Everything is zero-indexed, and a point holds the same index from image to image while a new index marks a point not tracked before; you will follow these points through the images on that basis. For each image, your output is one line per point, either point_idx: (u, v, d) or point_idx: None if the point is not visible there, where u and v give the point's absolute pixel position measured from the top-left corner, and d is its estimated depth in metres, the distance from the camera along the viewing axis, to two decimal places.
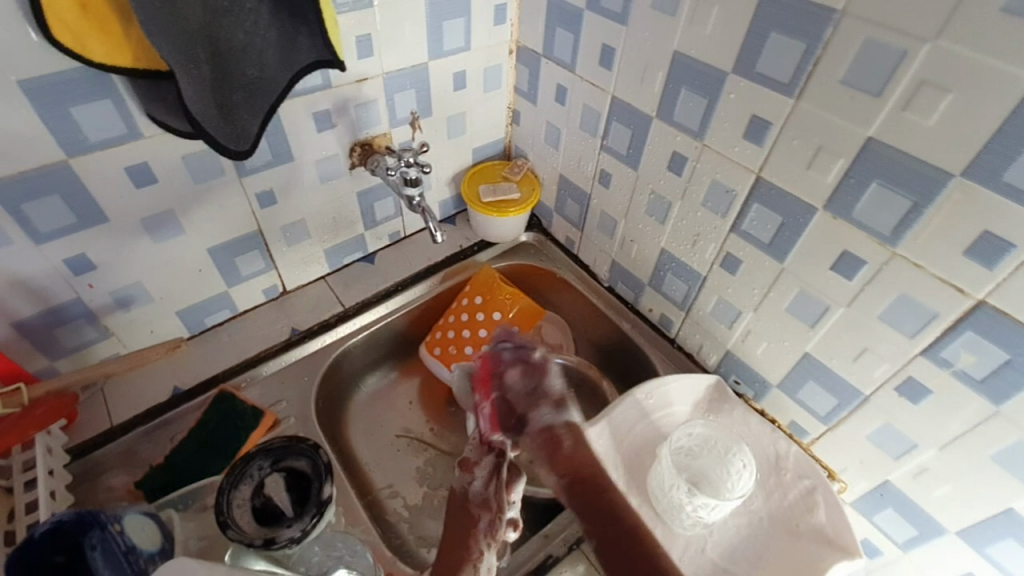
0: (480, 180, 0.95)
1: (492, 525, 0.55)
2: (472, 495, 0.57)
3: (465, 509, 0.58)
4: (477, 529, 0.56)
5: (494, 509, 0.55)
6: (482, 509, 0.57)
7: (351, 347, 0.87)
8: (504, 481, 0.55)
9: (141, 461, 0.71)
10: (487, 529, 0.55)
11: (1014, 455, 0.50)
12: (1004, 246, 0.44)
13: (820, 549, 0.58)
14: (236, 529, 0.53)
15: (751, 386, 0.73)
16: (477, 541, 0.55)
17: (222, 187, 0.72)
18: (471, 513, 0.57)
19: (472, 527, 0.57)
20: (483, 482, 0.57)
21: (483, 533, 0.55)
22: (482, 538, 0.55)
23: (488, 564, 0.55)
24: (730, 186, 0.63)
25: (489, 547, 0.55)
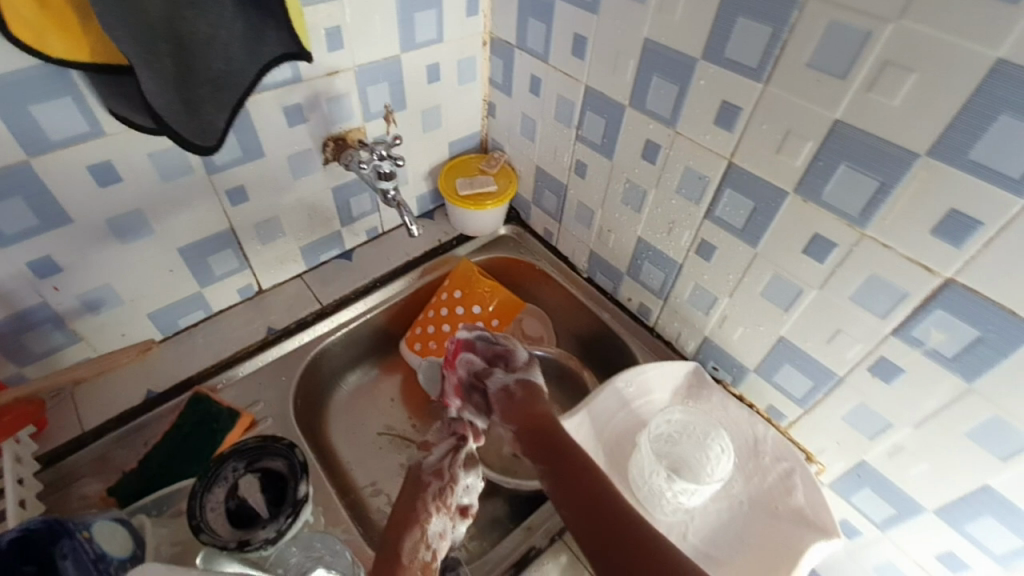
0: (457, 174, 0.95)
1: (441, 490, 0.56)
2: (425, 466, 0.59)
3: (414, 480, 0.57)
4: (425, 492, 0.56)
5: (446, 478, 0.58)
6: (433, 477, 0.58)
7: (330, 345, 0.86)
8: (462, 456, 0.60)
9: (114, 467, 0.69)
10: (436, 492, 0.56)
11: (986, 431, 0.50)
12: (971, 224, 0.45)
13: (799, 531, 0.59)
14: (209, 532, 0.52)
15: (729, 371, 0.74)
16: (426, 502, 0.54)
17: (191, 185, 0.70)
18: (421, 480, 0.57)
19: (421, 490, 0.56)
20: (438, 456, 0.60)
21: (433, 496, 0.55)
22: (431, 501, 0.55)
23: (436, 529, 0.53)
24: (703, 173, 0.64)
25: (438, 510, 0.54)
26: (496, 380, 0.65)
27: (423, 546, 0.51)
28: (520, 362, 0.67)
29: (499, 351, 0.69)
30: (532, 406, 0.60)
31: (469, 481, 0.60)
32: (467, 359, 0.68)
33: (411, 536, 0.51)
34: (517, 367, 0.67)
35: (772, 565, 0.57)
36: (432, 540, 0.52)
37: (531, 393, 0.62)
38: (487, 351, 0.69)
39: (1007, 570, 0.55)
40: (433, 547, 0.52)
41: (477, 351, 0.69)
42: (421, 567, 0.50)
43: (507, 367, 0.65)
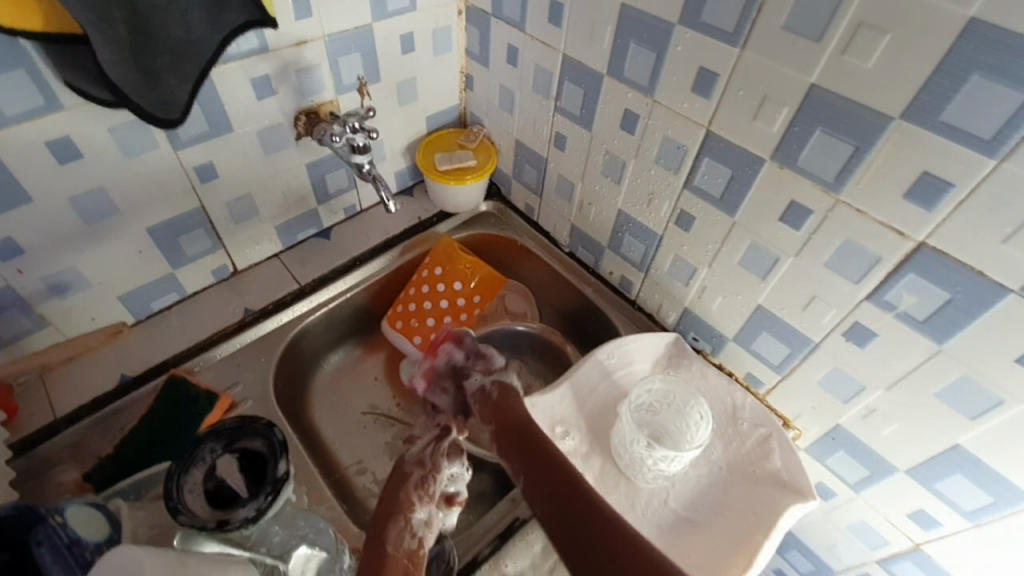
0: (436, 149, 0.93)
1: (423, 479, 0.55)
2: (407, 456, 0.58)
3: (398, 471, 0.57)
4: (408, 481, 0.55)
5: (428, 466, 0.56)
6: (415, 467, 0.57)
7: (310, 325, 0.85)
8: (445, 445, 0.58)
9: (91, 453, 0.68)
10: (419, 481, 0.55)
11: (956, 391, 0.51)
12: (944, 186, 0.45)
13: (775, 493, 0.60)
14: (187, 513, 0.50)
15: (708, 341, 0.74)
16: (407, 490, 0.54)
17: (156, 162, 0.68)
18: (404, 471, 0.56)
19: (405, 481, 0.55)
20: (420, 447, 0.59)
21: (415, 485, 0.55)
22: (414, 489, 0.54)
23: (421, 517, 0.52)
24: (681, 142, 0.63)
25: (421, 498, 0.54)
26: (472, 382, 0.66)
27: (408, 534, 0.51)
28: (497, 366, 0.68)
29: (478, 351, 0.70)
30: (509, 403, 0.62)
31: (454, 471, 0.57)
32: (449, 349, 0.70)
33: (394, 525, 0.51)
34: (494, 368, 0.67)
35: (749, 527, 0.59)
36: (418, 527, 0.52)
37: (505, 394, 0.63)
38: (470, 347, 0.70)
39: (975, 525, 0.57)
40: (419, 535, 0.51)
41: (462, 344, 0.71)
42: (406, 556, 0.49)
43: (484, 366, 0.67)
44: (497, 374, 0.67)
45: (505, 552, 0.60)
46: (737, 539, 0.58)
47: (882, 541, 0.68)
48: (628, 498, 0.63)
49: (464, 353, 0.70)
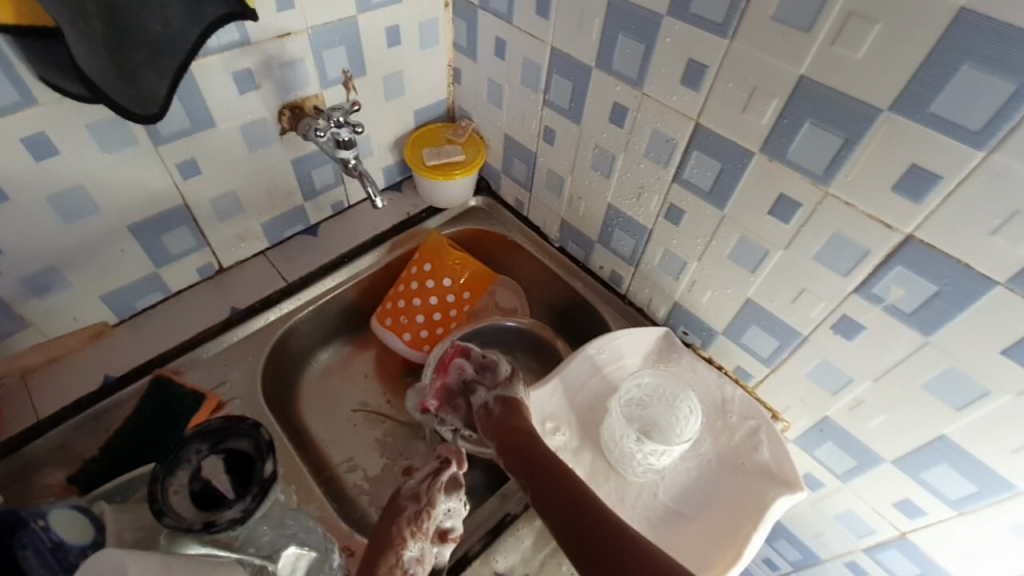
0: (424, 144, 0.92)
1: (416, 515, 0.54)
2: (404, 490, 0.57)
3: (392, 505, 0.56)
4: (401, 517, 0.54)
5: (423, 502, 0.55)
6: (410, 501, 0.55)
7: (298, 323, 0.84)
8: (441, 480, 0.56)
9: (75, 455, 0.67)
10: (411, 518, 0.54)
11: (942, 382, 0.52)
12: (931, 178, 0.45)
13: (765, 484, 0.60)
14: (172, 515, 0.49)
15: (699, 335, 0.74)
16: (400, 526, 0.53)
17: (136, 158, 0.66)
18: (398, 505, 0.56)
19: (398, 515, 0.55)
20: (416, 479, 0.57)
21: (408, 522, 0.53)
22: (406, 524, 0.53)
23: (412, 555, 0.52)
24: (671, 135, 0.63)
25: (413, 535, 0.53)
26: (478, 398, 0.66)
27: (398, 572, 0.51)
28: (503, 377, 0.66)
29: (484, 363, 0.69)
30: (513, 421, 0.62)
31: (449, 506, 0.56)
32: (459, 364, 0.68)
33: (385, 562, 0.51)
34: (500, 380, 0.66)
35: (739, 518, 0.59)
36: (408, 565, 0.52)
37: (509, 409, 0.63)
38: (476, 361, 0.68)
39: (960, 514, 0.57)
40: (409, 572, 0.51)
41: (470, 357, 0.69)
42: None
43: (490, 381, 0.66)
44: (502, 387, 0.66)
45: (496, 547, 0.60)
46: (727, 531, 0.59)
47: (869, 530, 0.68)
48: (619, 492, 0.63)
49: (472, 368, 0.68)
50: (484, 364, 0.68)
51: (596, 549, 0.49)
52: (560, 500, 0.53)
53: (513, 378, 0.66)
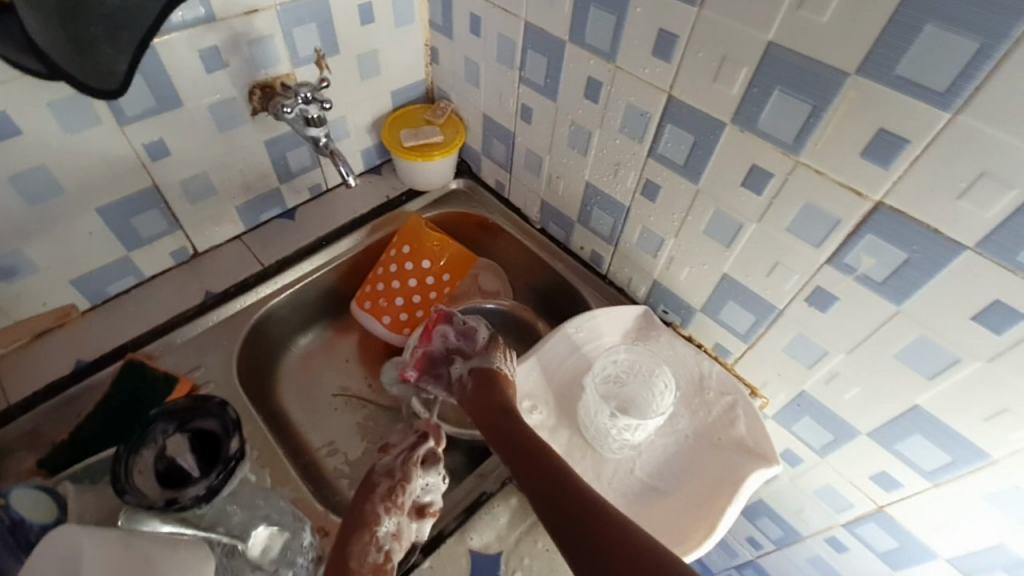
0: (402, 125, 0.90)
1: (391, 491, 0.55)
2: (378, 466, 0.58)
3: (366, 483, 0.57)
4: (375, 493, 0.55)
5: (397, 477, 0.56)
6: (384, 477, 0.57)
7: (276, 306, 0.83)
8: (416, 454, 0.58)
9: (47, 439, 0.66)
10: (386, 493, 0.55)
11: (914, 351, 0.51)
12: (899, 142, 0.44)
13: (741, 459, 0.60)
14: (135, 493, 0.49)
15: (678, 313, 0.74)
16: (374, 503, 0.54)
17: (101, 139, 0.65)
18: (372, 481, 0.56)
19: (372, 492, 0.55)
20: (391, 455, 0.59)
21: (382, 498, 0.55)
22: (380, 502, 0.54)
23: (388, 530, 0.53)
24: (644, 109, 0.62)
25: (388, 511, 0.54)
26: (456, 368, 0.66)
27: (374, 549, 0.52)
28: (483, 344, 0.67)
29: (465, 330, 0.69)
30: (487, 390, 0.62)
31: (426, 481, 0.57)
32: (442, 331, 0.69)
33: (360, 538, 0.52)
34: (477, 349, 0.67)
35: (714, 492, 0.59)
36: (385, 541, 0.52)
37: (488, 379, 0.63)
38: (459, 328, 0.69)
39: (935, 485, 0.57)
40: (386, 548, 0.52)
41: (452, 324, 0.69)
42: (370, 570, 0.51)
43: (468, 351, 0.66)
44: (481, 356, 0.66)
45: (471, 525, 0.60)
46: (702, 506, 0.59)
47: (847, 505, 0.68)
48: (595, 469, 0.63)
49: (454, 337, 0.68)
50: (464, 334, 0.68)
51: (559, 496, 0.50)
52: (541, 465, 0.53)
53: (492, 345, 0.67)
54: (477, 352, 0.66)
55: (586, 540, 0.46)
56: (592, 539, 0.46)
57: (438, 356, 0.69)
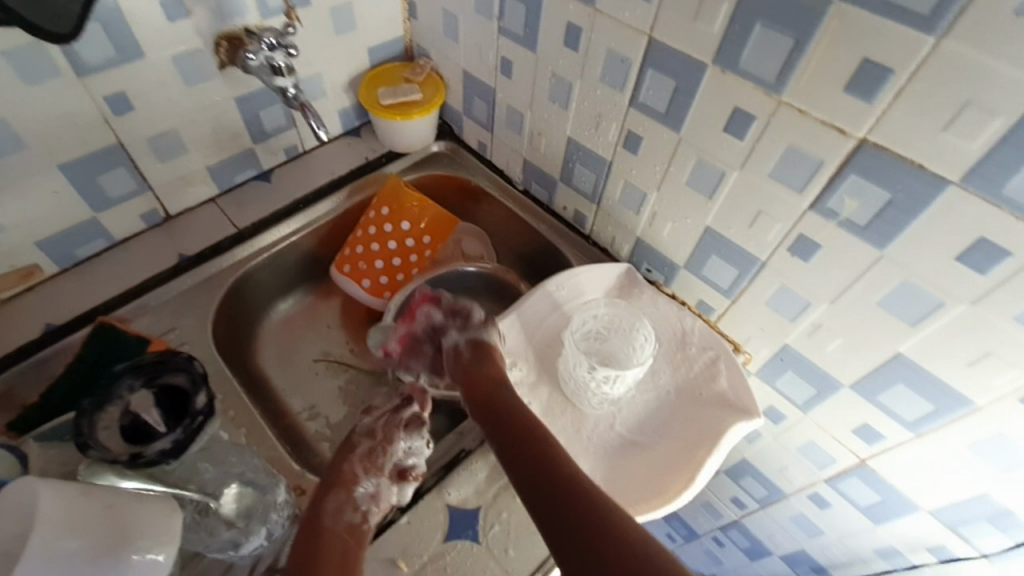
0: (380, 84, 0.87)
1: (370, 451, 0.55)
2: (359, 427, 0.58)
3: (346, 444, 0.57)
4: (354, 453, 0.55)
5: (378, 438, 0.56)
6: (364, 438, 0.57)
7: (252, 271, 0.81)
8: (399, 418, 0.58)
9: (17, 402, 0.65)
10: (365, 454, 0.55)
11: (897, 297, 0.50)
12: (882, 73, 0.42)
13: (722, 413, 0.59)
14: (99, 448, 0.48)
15: (661, 272, 0.72)
16: (352, 463, 0.54)
17: (60, 91, 0.62)
18: (353, 442, 0.57)
19: (351, 453, 0.56)
20: (373, 418, 0.59)
21: (361, 458, 0.55)
22: (358, 461, 0.54)
23: (366, 491, 0.53)
24: (625, 55, 0.59)
25: (366, 471, 0.54)
26: (447, 340, 0.66)
27: (350, 508, 0.51)
28: (476, 322, 0.66)
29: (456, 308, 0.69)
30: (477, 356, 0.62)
31: (409, 444, 0.57)
32: (426, 311, 0.69)
33: (336, 497, 0.52)
34: (471, 324, 0.66)
35: (694, 445, 0.58)
36: (362, 501, 0.52)
37: (480, 351, 0.63)
38: (447, 306, 0.69)
39: (917, 436, 0.57)
40: (363, 509, 0.52)
41: (439, 305, 0.69)
42: (346, 528, 0.50)
43: (461, 323, 0.65)
44: (475, 331, 0.65)
45: (449, 481, 0.59)
46: (681, 460, 0.58)
47: (829, 460, 0.68)
48: (574, 425, 0.62)
49: (441, 313, 0.69)
50: (454, 312, 0.68)
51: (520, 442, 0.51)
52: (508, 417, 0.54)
53: (486, 323, 0.65)
54: (468, 328, 0.66)
55: (566, 511, 0.45)
56: (573, 511, 0.44)
57: (424, 332, 0.70)
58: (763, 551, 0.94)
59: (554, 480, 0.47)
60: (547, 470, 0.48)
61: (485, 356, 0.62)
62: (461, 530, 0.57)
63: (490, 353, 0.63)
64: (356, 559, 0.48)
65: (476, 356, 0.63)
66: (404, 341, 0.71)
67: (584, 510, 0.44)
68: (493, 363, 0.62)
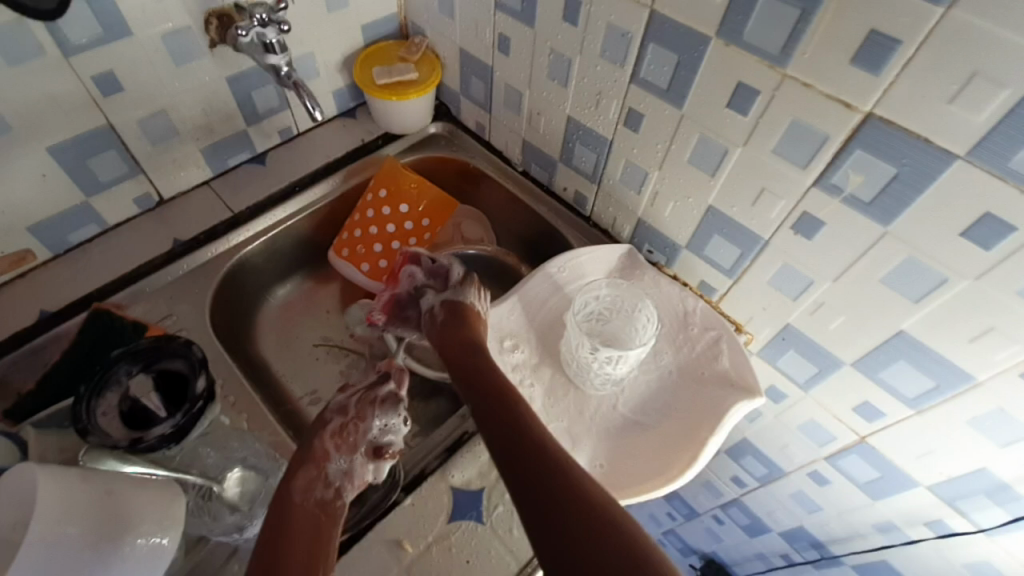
0: (374, 63, 0.85)
1: (342, 428, 0.55)
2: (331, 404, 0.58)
3: (319, 419, 0.57)
4: (325, 429, 0.55)
5: (349, 415, 0.56)
6: (336, 415, 0.57)
7: (248, 256, 0.80)
8: (373, 395, 0.57)
9: (13, 390, 0.64)
10: (336, 429, 0.55)
11: (902, 274, 0.50)
12: (890, 44, 0.41)
13: (723, 392, 0.59)
14: (99, 433, 0.48)
15: (663, 252, 0.72)
16: (323, 439, 0.54)
17: (45, 71, 0.60)
18: (324, 418, 0.56)
19: (322, 429, 0.55)
20: (347, 395, 0.58)
21: (331, 433, 0.55)
22: (330, 438, 0.54)
23: (336, 468, 0.53)
24: (626, 29, 0.58)
25: (337, 448, 0.54)
26: (425, 302, 0.66)
27: (321, 485, 0.52)
28: (452, 282, 0.66)
29: (435, 269, 0.69)
30: (465, 337, 0.60)
31: (385, 422, 0.56)
32: (409, 272, 0.69)
33: (305, 474, 0.52)
34: (449, 285, 0.66)
35: (696, 424, 0.59)
36: (334, 478, 0.52)
37: (459, 313, 0.63)
38: (428, 267, 0.68)
39: (917, 412, 0.57)
40: (335, 486, 0.52)
41: (421, 263, 0.69)
42: (317, 505, 0.51)
43: (437, 285, 0.66)
44: (451, 291, 0.66)
45: (452, 463, 0.59)
46: (683, 440, 0.58)
47: (830, 437, 0.68)
48: (576, 406, 0.62)
49: (423, 273, 0.68)
50: (432, 272, 0.68)
51: (498, 412, 0.51)
52: (488, 388, 0.54)
53: (462, 283, 0.66)
54: (445, 288, 0.66)
55: (536, 485, 0.44)
56: (544, 485, 0.44)
57: (403, 296, 0.69)
58: (763, 528, 0.95)
59: (537, 475, 0.45)
60: (550, 490, 0.44)
61: (464, 319, 0.62)
62: (465, 510, 0.57)
63: (467, 314, 0.63)
64: (327, 536, 0.48)
65: (454, 318, 0.63)
66: (388, 305, 0.69)
67: (576, 515, 0.42)
68: (472, 328, 0.62)
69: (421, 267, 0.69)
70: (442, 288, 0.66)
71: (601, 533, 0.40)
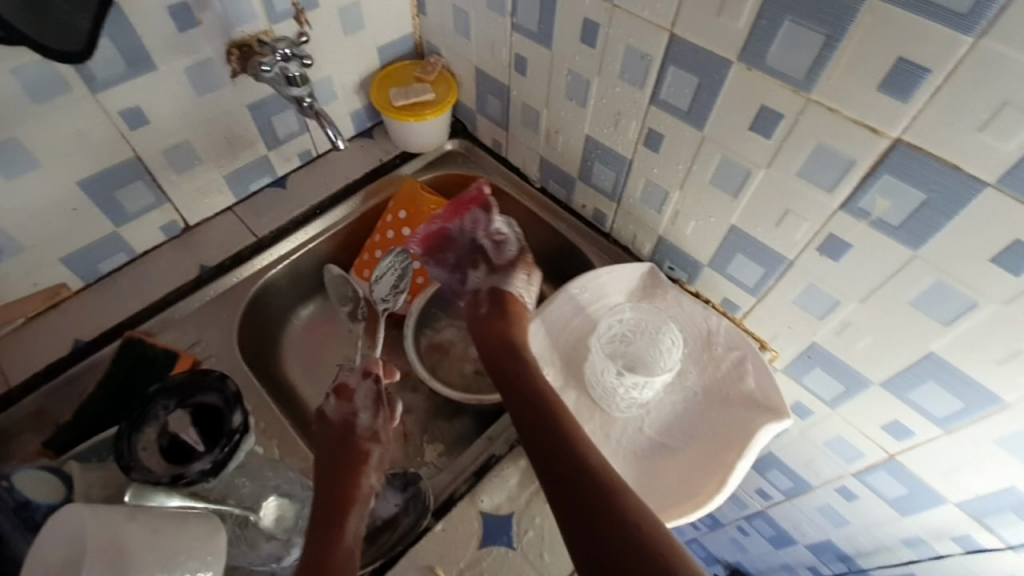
0: (391, 84, 0.86)
1: (383, 459, 0.61)
2: (360, 428, 0.61)
3: (354, 447, 0.59)
4: (369, 463, 0.59)
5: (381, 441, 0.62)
6: (370, 442, 0.61)
7: (272, 279, 0.81)
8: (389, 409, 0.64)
9: (51, 420, 0.66)
10: (376, 462, 0.60)
11: (930, 296, 0.49)
12: (917, 72, 0.41)
13: (749, 413, 0.59)
14: (140, 469, 0.49)
15: (685, 270, 0.71)
16: (368, 474, 0.58)
17: (73, 107, 0.61)
18: (360, 445, 0.60)
19: (364, 462, 0.59)
20: (375, 417, 0.63)
21: (375, 468, 0.59)
22: (373, 473, 0.59)
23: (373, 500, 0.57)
24: (645, 51, 0.58)
25: (377, 481, 0.59)
26: (473, 278, 0.75)
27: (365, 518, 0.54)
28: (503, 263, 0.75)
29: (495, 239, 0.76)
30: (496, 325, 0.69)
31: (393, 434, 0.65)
32: (475, 217, 0.75)
33: (357, 510, 0.54)
34: (499, 266, 0.75)
35: (723, 447, 0.59)
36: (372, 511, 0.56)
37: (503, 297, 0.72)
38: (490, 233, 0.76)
39: (946, 432, 0.56)
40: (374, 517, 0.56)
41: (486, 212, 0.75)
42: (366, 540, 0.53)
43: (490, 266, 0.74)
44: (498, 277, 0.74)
45: (481, 488, 0.60)
46: (709, 462, 0.58)
47: (857, 454, 0.68)
48: (602, 428, 0.63)
49: (484, 236, 0.75)
50: (494, 241, 0.75)
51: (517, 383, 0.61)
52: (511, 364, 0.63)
53: (511, 266, 0.74)
54: (497, 268, 0.75)
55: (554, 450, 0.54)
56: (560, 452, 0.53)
57: (454, 233, 0.75)
58: (789, 540, 0.95)
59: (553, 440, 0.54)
60: (564, 453, 0.53)
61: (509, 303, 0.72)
62: (495, 536, 0.57)
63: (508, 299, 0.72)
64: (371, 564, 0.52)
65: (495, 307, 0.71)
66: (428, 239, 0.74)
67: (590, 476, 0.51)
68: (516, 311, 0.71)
69: (481, 219, 0.75)
70: (493, 268, 0.75)
71: (608, 497, 0.49)
